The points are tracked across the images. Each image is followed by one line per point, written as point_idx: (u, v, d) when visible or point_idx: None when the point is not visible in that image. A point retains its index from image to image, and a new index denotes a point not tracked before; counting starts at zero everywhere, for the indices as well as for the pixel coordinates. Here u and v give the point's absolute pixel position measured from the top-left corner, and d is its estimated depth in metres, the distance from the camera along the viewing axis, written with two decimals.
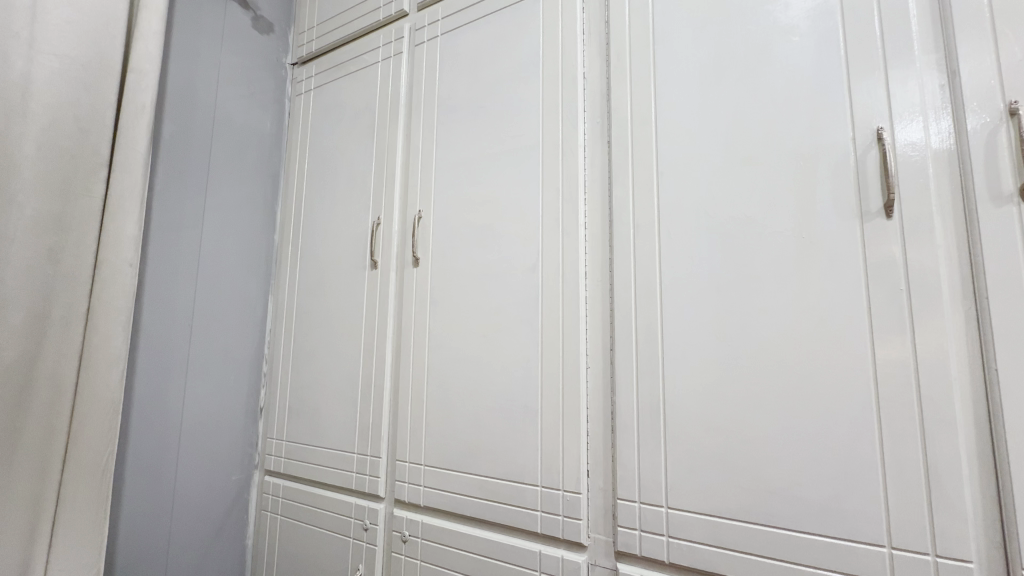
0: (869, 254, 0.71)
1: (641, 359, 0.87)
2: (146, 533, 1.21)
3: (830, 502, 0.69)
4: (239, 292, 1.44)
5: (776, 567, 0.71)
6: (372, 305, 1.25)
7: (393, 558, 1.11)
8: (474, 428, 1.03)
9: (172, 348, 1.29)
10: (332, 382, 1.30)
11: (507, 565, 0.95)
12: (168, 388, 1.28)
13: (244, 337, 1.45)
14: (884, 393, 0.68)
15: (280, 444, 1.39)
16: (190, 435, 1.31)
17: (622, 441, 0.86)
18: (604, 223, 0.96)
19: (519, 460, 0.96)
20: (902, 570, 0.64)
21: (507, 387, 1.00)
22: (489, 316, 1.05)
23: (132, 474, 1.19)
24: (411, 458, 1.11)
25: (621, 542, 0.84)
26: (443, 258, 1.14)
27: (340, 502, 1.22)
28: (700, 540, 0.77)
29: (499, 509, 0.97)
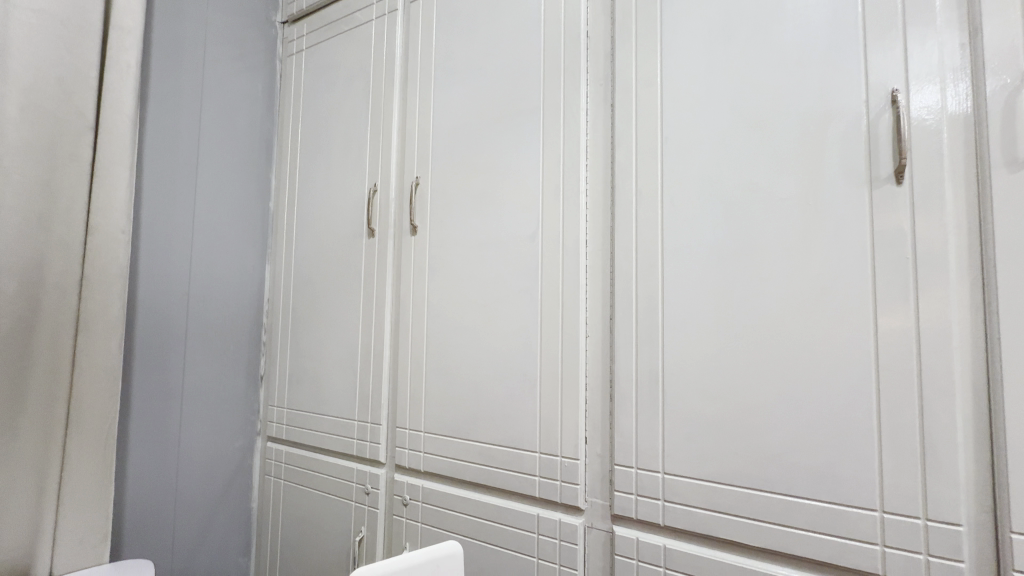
0: (877, 222, 0.70)
1: (641, 328, 0.86)
2: (153, 497, 1.24)
3: (825, 468, 0.70)
4: (235, 260, 1.42)
5: (769, 530, 0.73)
6: (371, 274, 1.24)
7: (394, 520, 1.14)
8: (473, 396, 1.04)
9: (169, 316, 1.29)
10: (331, 350, 1.30)
11: (505, 527, 0.97)
12: (168, 357, 1.28)
13: (242, 306, 1.43)
14: (884, 362, 0.68)
15: (281, 412, 1.41)
16: (192, 403, 1.33)
17: (620, 409, 0.87)
18: (607, 190, 0.94)
19: (518, 428, 0.97)
20: (893, 534, 0.65)
21: (507, 356, 1.00)
22: (488, 285, 1.04)
23: (135, 440, 1.21)
24: (411, 426, 1.13)
25: (617, 506, 0.86)
26: (441, 226, 1.12)
27: (342, 468, 1.24)
28: (695, 504, 0.79)
29: (498, 474, 0.99)
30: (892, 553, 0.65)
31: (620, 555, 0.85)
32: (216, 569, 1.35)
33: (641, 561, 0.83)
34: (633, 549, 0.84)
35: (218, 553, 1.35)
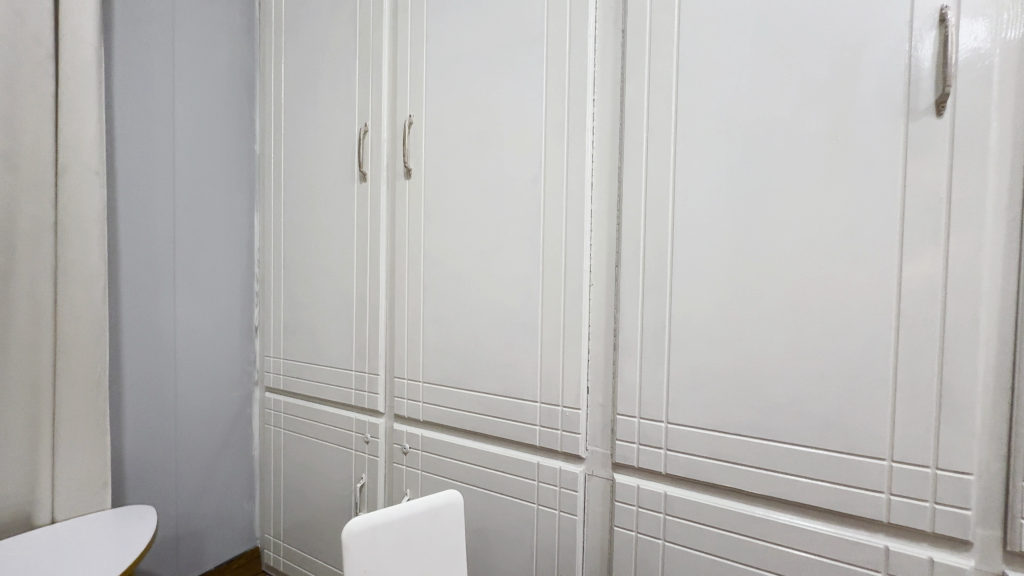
0: (910, 159, 0.64)
1: (648, 276, 0.82)
2: (153, 448, 1.23)
3: (835, 417, 0.68)
4: (221, 208, 1.37)
5: (773, 478, 0.72)
6: (364, 222, 1.18)
7: (394, 468, 1.15)
8: (473, 346, 1.01)
9: (156, 265, 1.23)
10: (326, 300, 1.26)
11: (505, 475, 0.97)
12: (158, 307, 1.24)
13: (232, 255, 1.39)
14: (905, 309, 0.64)
15: (278, 362, 1.39)
16: (186, 354, 1.30)
17: (624, 358, 0.85)
18: (615, 127, 0.87)
19: (519, 378, 0.95)
20: (900, 482, 0.64)
21: (507, 306, 0.96)
22: (487, 232, 0.99)
23: (131, 391, 1.19)
24: (410, 376, 1.11)
25: (619, 455, 0.85)
26: (436, 169, 1.06)
27: (340, 417, 1.24)
28: (698, 453, 0.78)
29: (498, 424, 0.98)
30: (897, 500, 0.65)
31: (620, 502, 0.85)
32: (221, 514, 1.38)
33: (640, 508, 0.83)
34: (633, 496, 0.84)
35: (223, 498, 1.38)
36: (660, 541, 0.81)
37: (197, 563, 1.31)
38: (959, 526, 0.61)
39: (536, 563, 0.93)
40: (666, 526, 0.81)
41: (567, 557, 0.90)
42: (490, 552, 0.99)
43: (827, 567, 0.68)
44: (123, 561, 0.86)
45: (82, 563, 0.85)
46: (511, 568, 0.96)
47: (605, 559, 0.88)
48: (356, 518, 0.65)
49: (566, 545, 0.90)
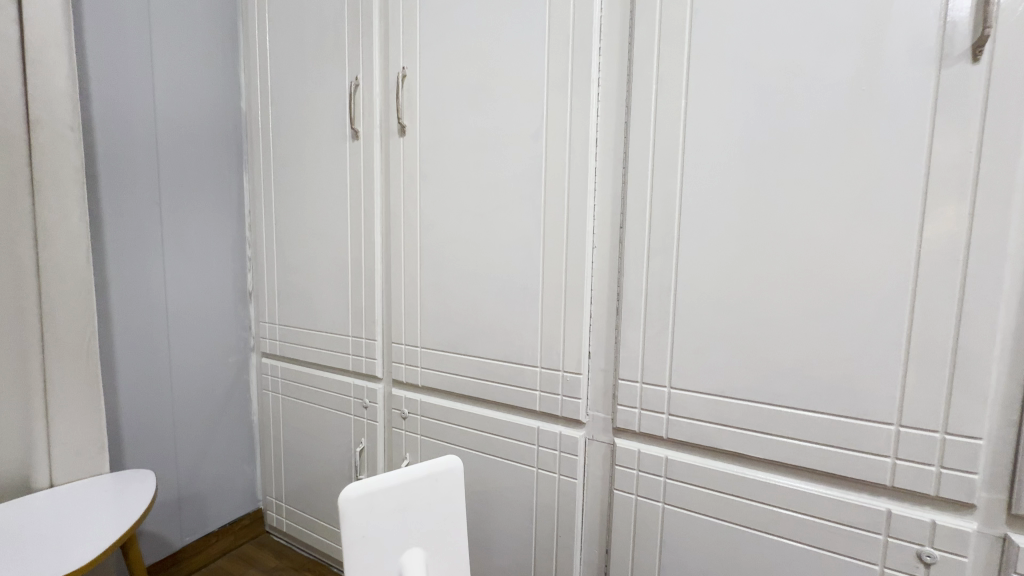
0: (940, 109, 0.59)
1: (654, 237, 0.79)
2: (150, 413, 1.22)
3: (844, 383, 0.66)
4: (207, 168, 1.32)
5: (777, 443, 0.71)
6: (358, 183, 1.13)
7: (393, 432, 1.15)
8: (472, 311, 0.98)
9: (143, 228, 1.19)
10: (321, 265, 1.23)
11: (505, 439, 0.97)
12: (148, 271, 1.20)
13: (221, 218, 1.36)
14: (925, 271, 0.61)
15: (274, 328, 1.37)
16: (178, 320, 1.27)
17: (627, 323, 0.82)
18: (622, 77, 0.82)
19: (519, 343, 0.93)
20: (907, 447, 0.63)
21: (507, 269, 0.93)
22: (485, 193, 0.94)
23: (123, 358, 1.16)
24: (407, 341, 1.09)
25: (620, 419, 0.84)
26: (432, 125, 1.00)
27: (338, 383, 1.23)
28: (701, 418, 0.77)
29: (498, 389, 0.96)
30: (903, 465, 0.64)
31: (620, 466, 0.85)
32: (222, 477, 1.39)
33: (641, 471, 0.83)
34: (634, 461, 0.83)
35: (223, 462, 1.39)
36: (660, 504, 0.81)
37: (201, 524, 1.33)
38: (964, 491, 0.61)
39: (536, 525, 0.94)
40: (666, 489, 0.81)
41: (566, 519, 0.90)
42: (489, 514, 1.00)
43: (827, 529, 0.68)
44: (123, 523, 0.87)
45: (83, 525, 0.85)
46: (510, 530, 0.97)
47: (604, 521, 0.89)
48: (354, 483, 0.60)
49: (566, 508, 0.90)
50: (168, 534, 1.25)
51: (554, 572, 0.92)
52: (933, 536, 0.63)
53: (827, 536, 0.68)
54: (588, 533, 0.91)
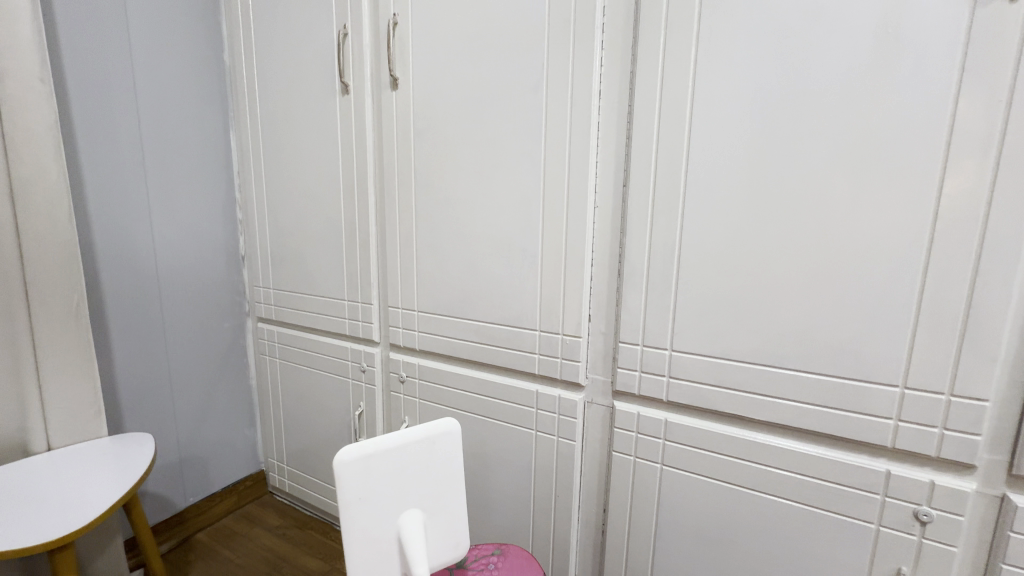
0: (972, 53, 0.55)
1: (658, 196, 0.76)
2: (147, 379, 1.21)
3: (850, 344, 0.65)
4: (191, 126, 1.26)
5: (778, 405, 0.70)
6: (349, 141, 1.08)
7: (392, 396, 1.14)
8: (469, 274, 0.96)
9: (126, 189, 1.14)
10: (314, 227, 1.19)
11: (503, 403, 0.96)
12: (135, 235, 1.17)
13: (208, 178, 1.31)
14: (942, 229, 0.58)
15: (269, 292, 1.35)
16: (170, 285, 1.25)
17: (629, 286, 0.80)
18: (628, 23, 0.76)
19: (517, 306, 0.91)
20: (910, 409, 0.62)
21: (505, 231, 0.90)
22: (482, 150, 0.90)
23: (115, 322, 1.14)
24: (404, 305, 1.07)
25: (619, 382, 0.83)
26: (426, 78, 0.95)
27: (335, 347, 1.22)
28: (701, 381, 0.76)
29: (496, 353, 0.95)
30: (905, 427, 0.63)
31: (619, 428, 0.85)
32: (223, 440, 1.40)
33: (640, 434, 0.83)
34: (633, 424, 0.83)
35: (223, 425, 1.40)
36: (658, 466, 0.82)
37: (204, 486, 1.35)
38: (966, 452, 0.60)
39: (534, 486, 0.95)
40: (665, 451, 0.81)
41: (564, 480, 0.91)
42: (488, 476, 1.01)
43: (825, 489, 0.69)
44: (124, 484, 0.88)
45: (83, 488, 0.86)
46: (509, 490, 0.99)
47: (602, 481, 0.90)
48: (341, 453, 0.51)
49: (564, 469, 0.91)
50: (171, 495, 1.27)
51: (552, 530, 0.94)
52: (931, 496, 0.63)
53: (824, 496, 0.69)
54: (586, 493, 0.92)
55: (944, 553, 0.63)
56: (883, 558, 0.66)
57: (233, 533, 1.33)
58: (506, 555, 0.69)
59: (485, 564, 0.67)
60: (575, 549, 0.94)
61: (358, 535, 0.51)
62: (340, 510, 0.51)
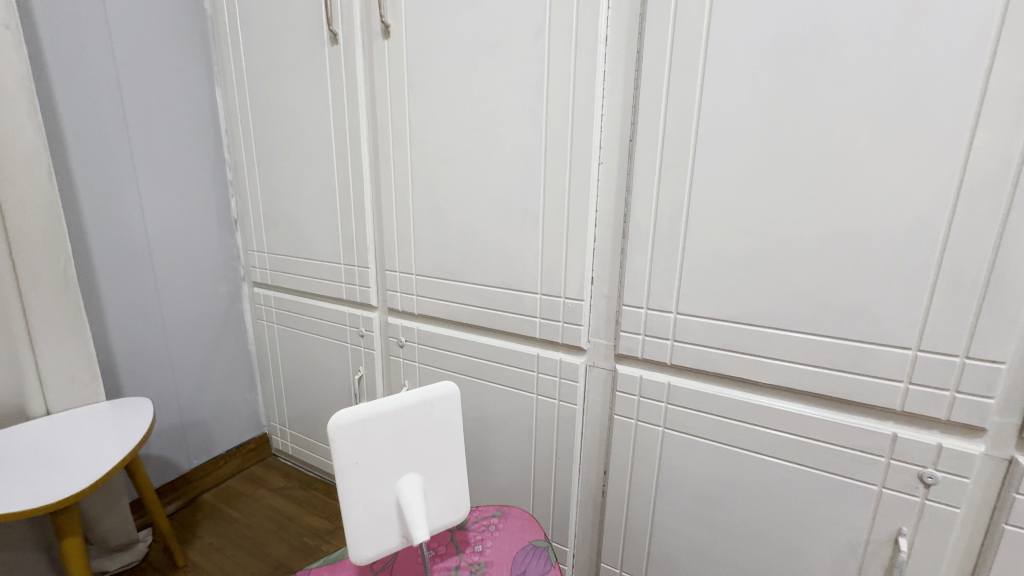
0: None
1: (667, 151, 0.72)
2: (143, 343, 1.20)
3: (863, 306, 0.63)
4: (174, 82, 1.20)
5: (786, 368, 0.69)
6: (341, 95, 1.03)
7: (391, 361, 1.13)
8: (468, 236, 0.93)
9: (109, 148, 1.09)
10: (306, 188, 1.15)
11: (504, 367, 0.95)
12: (122, 196, 1.13)
13: (194, 138, 1.26)
14: (970, 183, 0.55)
15: (263, 257, 1.32)
16: (161, 249, 1.22)
17: (634, 247, 0.77)
18: None
19: (518, 269, 0.88)
20: (922, 371, 0.61)
21: (504, 190, 0.86)
22: (480, 103, 0.85)
23: (108, 287, 1.12)
24: (401, 269, 1.04)
25: (622, 346, 0.82)
26: (419, 25, 0.88)
27: (333, 312, 1.20)
28: (707, 344, 0.74)
29: (496, 317, 0.93)
30: (915, 389, 0.61)
31: (620, 392, 0.83)
32: (224, 404, 1.40)
33: (642, 397, 0.82)
34: (635, 387, 0.82)
35: (224, 390, 1.40)
36: (660, 429, 0.81)
37: (207, 449, 1.36)
38: (977, 415, 0.59)
39: (535, 449, 0.95)
40: (667, 415, 0.80)
41: (565, 443, 0.91)
42: (489, 439, 1.01)
43: (828, 451, 0.68)
44: (125, 446, 0.88)
45: (82, 451, 0.86)
46: (510, 453, 0.99)
47: (603, 444, 0.89)
48: (335, 416, 0.49)
49: (565, 432, 0.90)
50: (176, 458, 1.29)
51: (552, 491, 0.95)
52: (937, 458, 0.62)
53: (828, 458, 0.68)
54: (586, 456, 0.92)
55: (947, 513, 0.62)
56: (884, 518, 0.66)
57: (238, 493, 1.35)
58: (507, 517, 0.69)
59: (486, 525, 0.67)
60: (575, 509, 0.95)
61: (356, 499, 0.50)
62: (337, 474, 0.49)
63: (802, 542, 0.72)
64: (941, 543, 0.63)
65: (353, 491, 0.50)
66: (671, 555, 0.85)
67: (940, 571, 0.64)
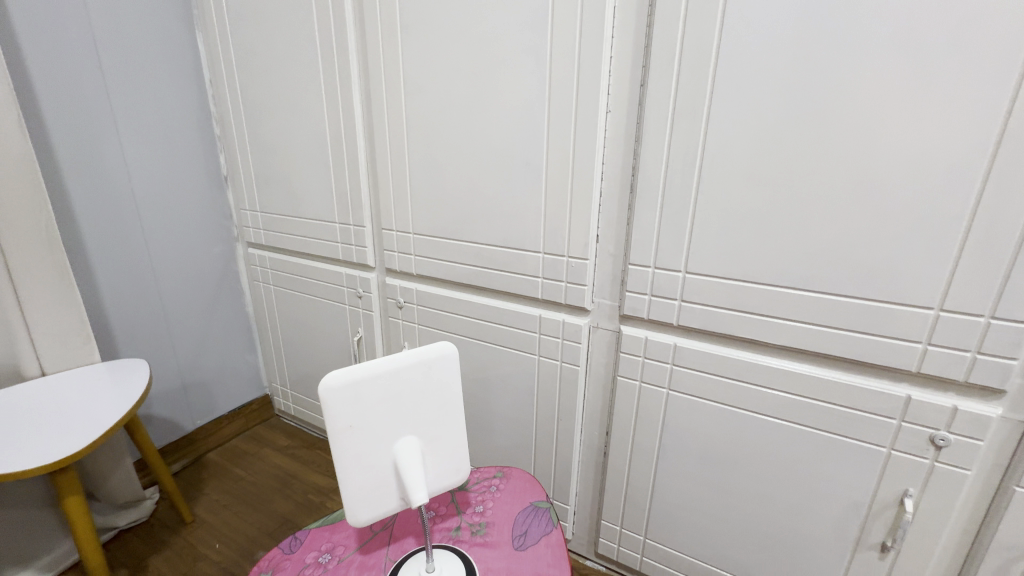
0: None
1: (681, 96, 0.66)
2: (138, 304, 1.18)
3: (885, 263, 0.59)
4: (150, 26, 1.12)
5: (798, 329, 0.66)
6: (329, 40, 0.96)
7: (390, 322, 1.11)
8: (467, 192, 0.88)
9: (87, 99, 1.03)
10: (297, 142, 1.10)
11: (505, 328, 0.93)
12: (104, 151, 1.07)
13: (176, 88, 1.19)
14: (1016, 127, 0.50)
15: (256, 216, 1.28)
16: (149, 207, 1.17)
17: (642, 203, 0.73)
18: None
19: (519, 226, 0.84)
20: (943, 332, 0.58)
21: (505, 143, 0.81)
22: (479, 46, 0.79)
23: (96, 247, 1.08)
24: (398, 227, 1.01)
25: (628, 307, 0.79)
26: None
27: (329, 273, 1.17)
28: (716, 304, 0.71)
29: (497, 277, 0.90)
30: (934, 350, 0.59)
31: (625, 353, 0.81)
32: (224, 365, 1.40)
33: (647, 359, 0.79)
34: (639, 348, 0.80)
35: (223, 352, 1.39)
36: (665, 390, 0.79)
37: (210, 409, 1.37)
38: (998, 377, 0.56)
39: (537, 410, 0.94)
40: (672, 376, 0.78)
41: (567, 404, 0.90)
42: (490, 400, 1.00)
43: (838, 413, 0.66)
44: (123, 406, 0.87)
45: (79, 411, 0.85)
46: (511, 414, 0.98)
47: (605, 406, 0.88)
48: (325, 378, 0.47)
49: (567, 393, 0.89)
50: (178, 418, 1.29)
51: (554, 451, 0.95)
52: (951, 420, 0.60)
53: (837, 421, 0.66)
54: (589, 417, 0.91)
55: (956, 475, 0.61)
56: (891, 479, 0.65)
57: (243, 452, 1.37)
58: (508, 478, 0.68)
59: (487, 486, 0.66)
60: (577, 468, 0.95)
61: (350, 462, 0.48)
62: (331, 436, 0.48)
63: (804, 502, 0.72)
64: (947, 504, 0.63)
65: (348, 455, 0.48)
66: (672, 513, 0.85)
67: (944, 530, 0.64)
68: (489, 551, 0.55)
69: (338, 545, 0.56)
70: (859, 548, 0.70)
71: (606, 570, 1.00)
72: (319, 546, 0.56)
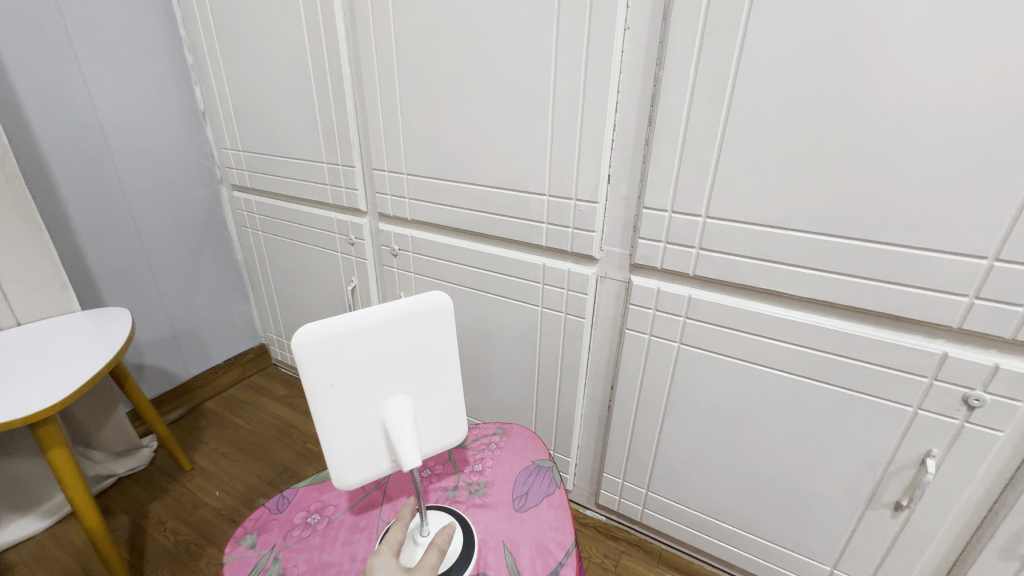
0: None
1: (714, 7, 0.56)
2: (118, 251, 1.12)
3: (937, 205, 0.52)
4: None
5: (829, 281, 0.60)
6: None
7: (384, 271, 1.06)
8: (465, 127, 0.80)
9: (40, 19, 0.92)
10: (277, 72, 0.99)
11: (506, 278, 0.87)
12: (65, 81, 0.97)
13: (139, 9, 1.06)
14: None
15: (239, 156, 1.19)
16: (122, 146, 1.08)
17: (661, 139, 0.65)
18: None
19: (522, 166, 0.77)
20: (996, 285, 0.52)
21: (508, 69, 0.72)
22: None
23: (68, 189, 1.01)
24: (391, 168, 0.92)
25: (639, 256, 0.73)
26: None
27: (319, 218, 1.10)
28: (738, 253, 0.65)
29: (497, 223, 0.83)
30: (982, 304, 0.53)
31: (634, 305, 0.76)
32: (216, 314, 1.36)
33: (658, 311, 0.74)
34: (651, 300, 0.74)
35: (215, 300, 1.35)
36: (676, 344, 0.75)
37: (204, 359, 1.34)
38: None
39: (538, 363, 0.90)
40: (684, 329, 0.73)
41: (571, 357, 0.86)
42: (490, 352, 0.96)
43: (863, 371, 0.62)
44: (102, 357, 0.83)
45: (57, 362, 0.81)
46: (511, 366, 0.95)
47: (610, 359, 0.84)
48: (299, 332, 0.41)
49: (571, 346, 0.85)
50: (172, 368, 1.27)
51: (556, 404, 0.92)
52: (989, 380, 0.55)
53: (861, 379, 0.62)
54: (593, 370, 0.87)
55: (987, 437, 0.57)
56: (914, 440, 0.61)
57: (241, 401, 1.36)
58: (509, 435, 0.65)
59: (487, 444, 0.63)
60: (579, 422, 0.92)
61: (332, 423, 0.44)
62: (309, 396, 0.43)
63: (816, 459, 0.69)
64: (972, 466, 0.59)
65: (329, 416, 0.44)
66: (677, 467, 0.83)
67: (965, 491, 0.61)
68: (488, 511, 0.53)
69: (329, 505, 0.54)
70: (870, 506, 0.67)
71: (606, 519, 1.01)
72: (308, 505, 0.54)
